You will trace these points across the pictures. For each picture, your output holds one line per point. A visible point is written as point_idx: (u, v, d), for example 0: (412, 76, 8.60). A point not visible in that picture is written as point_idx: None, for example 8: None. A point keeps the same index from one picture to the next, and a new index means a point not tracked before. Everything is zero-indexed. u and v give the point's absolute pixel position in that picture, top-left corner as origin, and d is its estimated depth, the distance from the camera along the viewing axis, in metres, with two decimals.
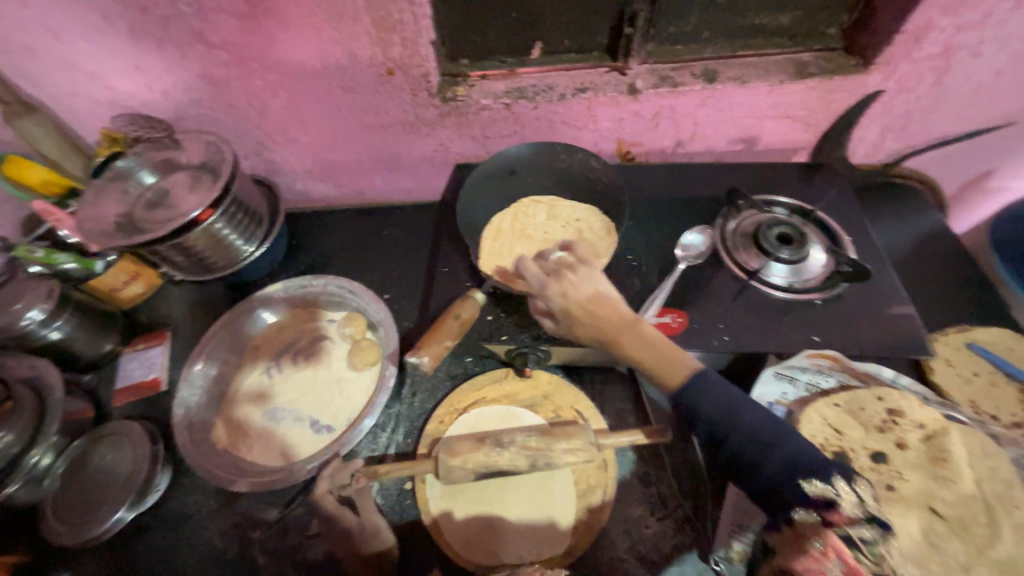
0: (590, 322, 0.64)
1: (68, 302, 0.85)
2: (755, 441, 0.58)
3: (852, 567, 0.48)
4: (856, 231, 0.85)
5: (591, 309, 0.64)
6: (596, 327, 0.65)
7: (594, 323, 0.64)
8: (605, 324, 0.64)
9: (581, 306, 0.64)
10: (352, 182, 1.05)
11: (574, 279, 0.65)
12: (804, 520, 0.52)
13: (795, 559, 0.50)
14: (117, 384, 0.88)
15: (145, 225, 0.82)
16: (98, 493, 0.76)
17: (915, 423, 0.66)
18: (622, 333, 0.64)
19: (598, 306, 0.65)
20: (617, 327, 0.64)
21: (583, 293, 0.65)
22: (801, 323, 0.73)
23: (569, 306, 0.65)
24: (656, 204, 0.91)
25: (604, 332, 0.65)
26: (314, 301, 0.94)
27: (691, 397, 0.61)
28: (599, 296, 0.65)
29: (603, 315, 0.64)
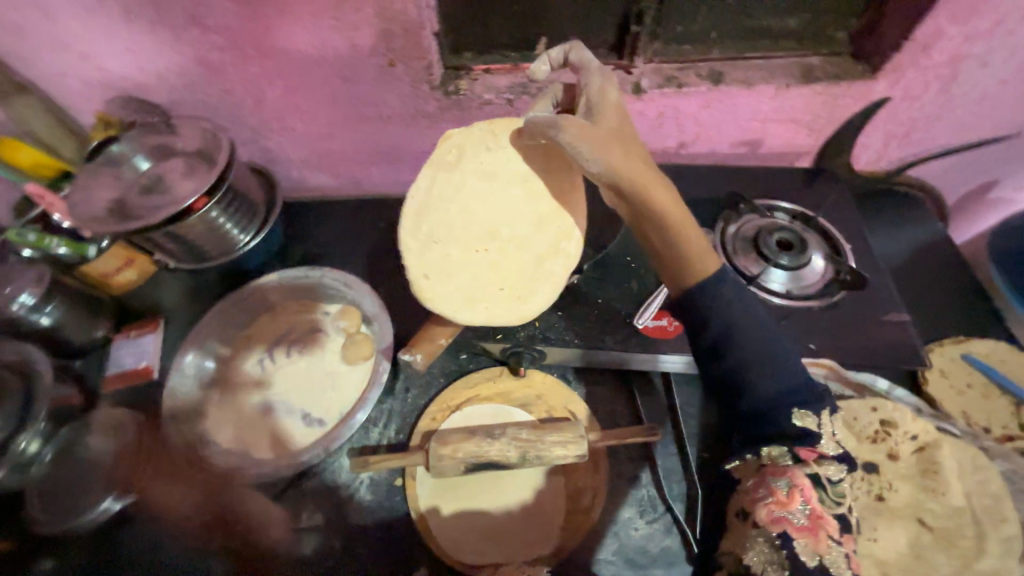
0: (627, 139, 0.59)
1: (59, 287, 0.85)
2: (767, 366, 0.58)
3: (814, 508, 0.53)
4: (856, 238, 0.85)
5: (630, 138, 0.60)
6: (632, 153, 0.59)
7: (631, 153, 0.58)
8: (641, 159, 0.60)
9: (623, 132, 0.60)
10: (350, 173, 1.04)
11: (621, 115, 0.62)
12: (775, 460, 0.56)
13: (759, 503, 0.54)
14: (108, 371, 0.86)
15: (139, 211, 0.80)
16: (84, 482, 0.77)
17: (908, 434, 0.63)
18: (653, 175, 0.59)
19: (634, 139, 0.61)
20: (649, 168, 0.60)
21: (625, 116, 0.62)
22: (797, 330, 0.73)
23: (614, 116, 0.60)
24: None
25: (637, 161, 0.58)
26: (309, 292, 0.93)
27: (707, 299, 0.60)
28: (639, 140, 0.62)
29: (641, 153, 0.61)
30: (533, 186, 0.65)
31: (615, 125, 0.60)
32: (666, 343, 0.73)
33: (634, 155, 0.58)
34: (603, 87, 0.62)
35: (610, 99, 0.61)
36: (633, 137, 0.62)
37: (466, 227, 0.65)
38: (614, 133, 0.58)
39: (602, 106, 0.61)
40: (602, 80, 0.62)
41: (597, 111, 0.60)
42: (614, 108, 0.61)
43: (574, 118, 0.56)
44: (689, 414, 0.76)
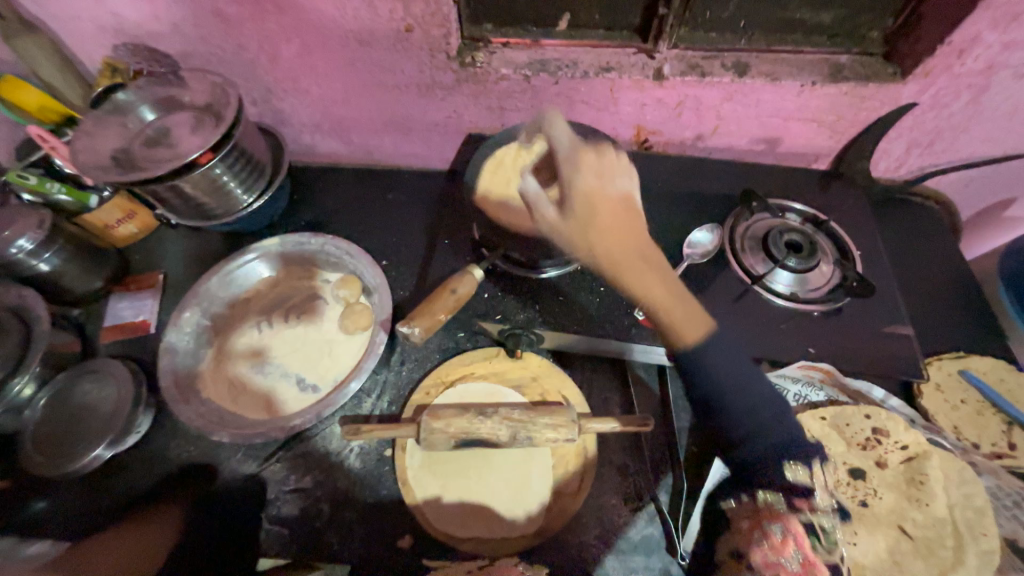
0: (601, 217, 0.66)
1: (61, 233, 0.83)
2: (761, 417, 0.58)
3: (805, 553, 0.55)
4: (867, 246, 0.83)
5: (607, 214, 0.67)
6: (607, 231, 0.66)
7: (605, 230, 0.66)
8: (616, 233, 0.66)
9: (596, 210, 0.67)
10: (359, 140, 1.02)
11: (601, 190, 0.68)
12: (770, 504, 0.57)
13: (755, 545, 0.56)
14: (106, 322, 0.88)
15: (143, 162, 0.79)
16: (80, 429, 0.76)
17: (898, 443, 0.64)
18: (626, 248, 0.65)
19: (614, 214, 0.67)
20: (625, 240, 0.65)
21: (606, 193, 0.68)
22: (799, 333, 0.73)
23: (589, 196, 0.68)
24: (669, 196, 0.89)
25: (608, 237, 0.65)
26: (310, 258, 0.92)
27: (699, 364, 0.59)
28: (621, 210, 0.68)
29: (619, 226, 0.66)
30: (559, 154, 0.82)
31: (590, 206, 0.67)
32: None
33: (607, 235, 0.65)
34: (579, 169, 0.70)
35: (585, 180, 0.69)
36: (614, 207, 0.68)
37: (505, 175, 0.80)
38: (585, 216, 0.67)
39: (575, 189, 0.68)
40: (575, 164, 0.70)
41: (571, 192, 0.68)
42: (586, 191, 0.68)
43: (547, 206, 0.67)
44: (682, 408, 0.76)
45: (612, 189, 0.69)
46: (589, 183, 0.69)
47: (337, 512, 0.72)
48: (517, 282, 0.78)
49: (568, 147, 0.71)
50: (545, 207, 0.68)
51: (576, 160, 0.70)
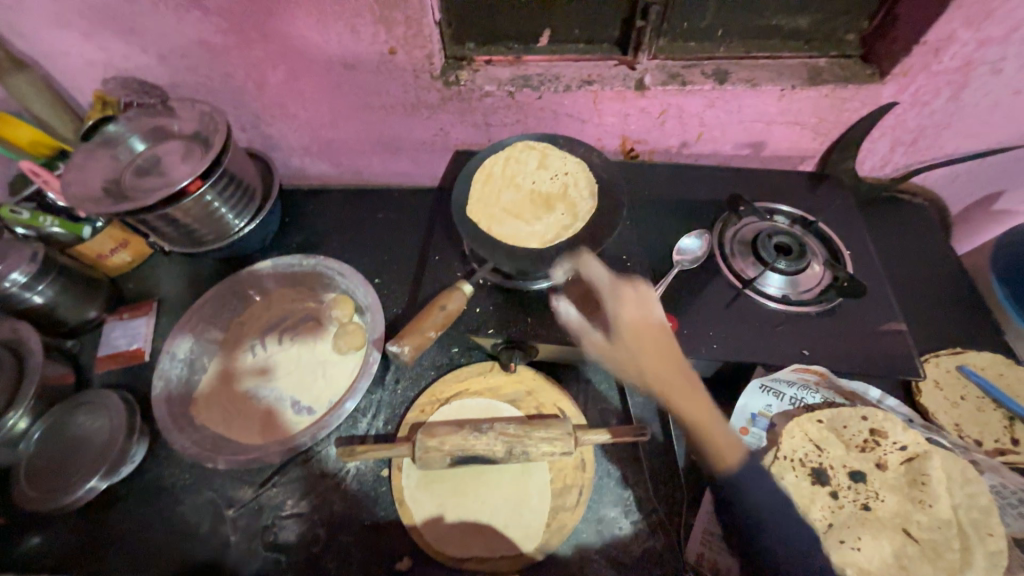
0: (644, 347, 0.68)
1: (53, 265, 0.84)
2: (790, 538, 0.58)
3: None
4: (857, 245, 0.83)
5: (651, 346, 0.68)
6: (652, 360, 0.68)
7: (649, 362, 0.68)
8: (660, 362, 0.67)
9: (639, 339, 0.69)
10: (349, 161, 1.03)
11: (643, 322, 0.69)
12: None
13: None
14: (100, 352, 0.87)
15: (133, 192, 0.79)
16: (72, 462, 0.75)
17: (897, 444, 0.63)
18: (671, 373, 0.67)
19: (656, 342, 0.68)
20: (668, 368, 0.67)
21: (648, 320, 0.70)
22: (793, 335, 0.72)
23: (632, 326, 0.70)
24: (657, 204, 0.89)
25: (653, 366, 0.68)
26: (302, 280, 0.92)
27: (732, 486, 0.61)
28: (661, 338, 0.69)
29: (663, 354, 0.68)
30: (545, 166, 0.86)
31: (632, 337, 0.69)
32: None
33: (651, 364, 0.67)
34: (620, 300, 0.72)
35: (625, 308, 0.71)
36: (658, 340, 0.69)
37: (494, 191, 0.83)
38: (628, 347, 0.69)
39: (615, 317, 0.70)
40: (614, 295, 0.72)
41: (616, 323, 0.70)
42: (626, 320, 0.70)
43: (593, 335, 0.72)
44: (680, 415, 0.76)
45: (654, 317, 0.70)
46: (629, 313, 0.70)
47: (333, 537, 0.71)
48: (508, 295, 0.78)
49: (605, 279, 0.74)
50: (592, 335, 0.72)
51: (615, 294, 0.72)
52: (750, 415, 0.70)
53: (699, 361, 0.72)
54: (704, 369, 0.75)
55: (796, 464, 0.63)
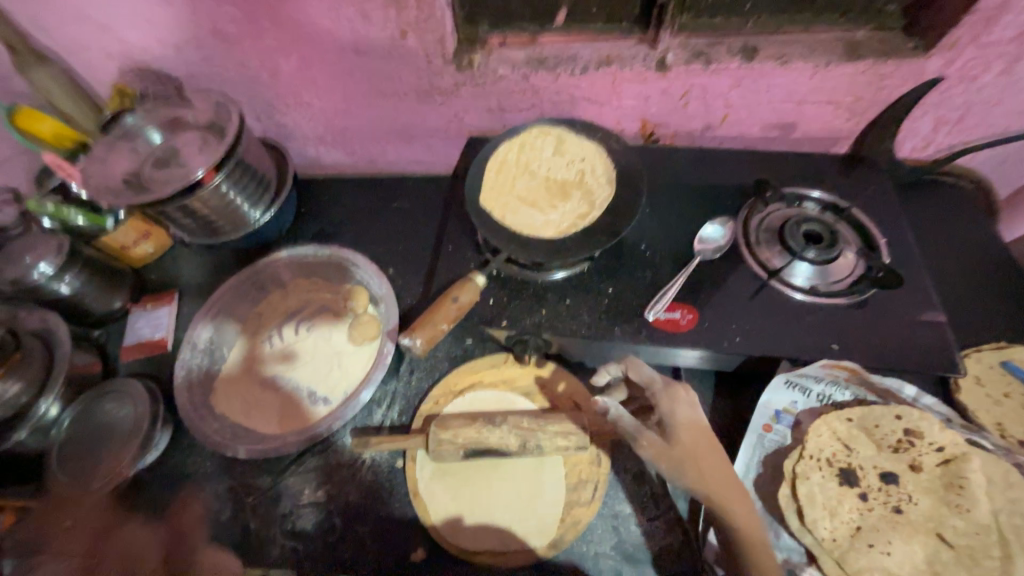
0: (703, 455, 0.64)
1: (79, 256, 0.86)
2: None
3: None
4: (894, 232, 0.78)
5: (707, 455, 0.63)
6: (711, 468, 0.62)
7: (707, 471, 0.62)
8: (720, 471, 0.62)
9: (696, 442, 0.64)
10: (362, 150, 1.02)
11: (697, 429, 0.65)
12: None
13: None
14: (126, 341, 0.90)
15: (152, 184, 0.79)
16: (100, 448, 0.78)
17: (934, 445, 0.59)
18: (726, 484, 0.61)
19: (710, 449, 0.64)
20: (725, 479, 0.61)
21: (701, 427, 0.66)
22: (822, 329, 0.69)
23: (690, 432, 0.65)
24: (678, 191, 0.85)
25: (713, 476, 0.61)
26: (317, 271, 0.93)
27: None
28: (713, 450, 0.64)
29: (719, 464, 0.63)
30: (563, 151, 0.83)
31: (692, 442, 0.65)
32: (678, 338, 0.69)
33: (711, 470, 0.62)
34: (674, 400, 0.68)
35: (678, 409, 0.67)
36: (714, 450, 0.64)
37: (509, 178, 0.81)
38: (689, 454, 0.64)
39: (669, 419, 0.67)
40: (669, 395, 0.68)
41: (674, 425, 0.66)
42: (681, 420, 0.66)
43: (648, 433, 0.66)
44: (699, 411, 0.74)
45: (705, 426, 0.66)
46: (684, 415, 0.67)
47: (350, 526, 0.72)
48: (523, 285, 0.76)
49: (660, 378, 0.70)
50: (646, 434, 0.67)
51: (670, 392, 0.68)
52: (774, 413, 0.67)
53: (720, 355, 0.69)
54: (726, 364, 0.72)
55: (823, 464, 0.59)
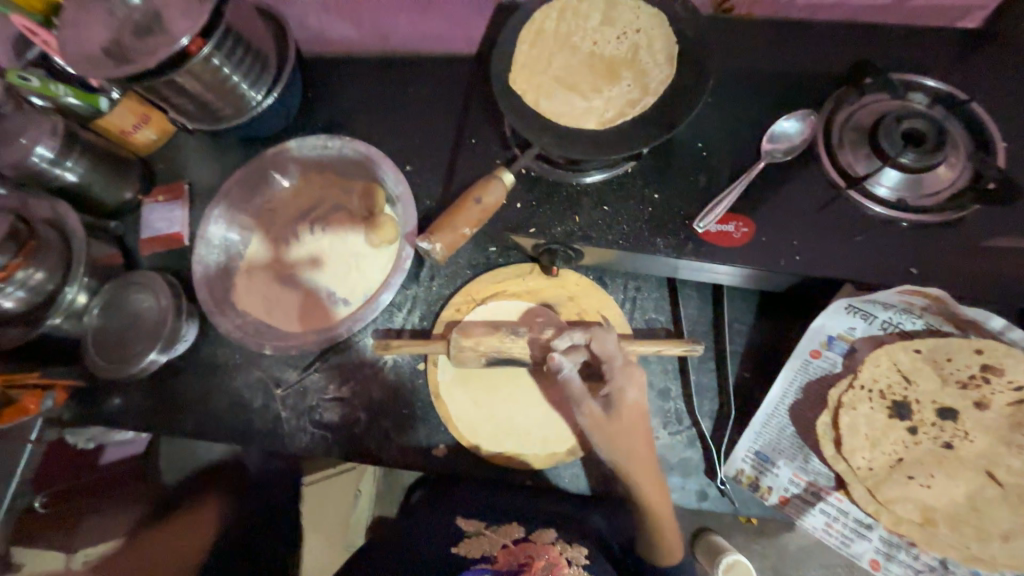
0: (637, 434, 0.61)
1: (77, 140, 0.80)
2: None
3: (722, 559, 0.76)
4: (1017, 134, 0.64)
5: (641, 440, 0.61)
6: (641, 448, 0.61)
7: (638, 456, 0.60)
8: (646, 460, 0.61)
9: (635, 427, 0.61)
10: (373, 20, 0.87)
11: (640, 415, 0.61)
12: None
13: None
14: (143, 234, 0.87)
15: (134, 54, 0.69)
16: (130, 336, 0.79)
17: (1013, 383, 0.51)
18: (650, 467, 0.61)
19: (644, 434, 0.61)
20: (649, 467, 0.61)
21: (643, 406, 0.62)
22: (902, 248, 0.59)
23: (633, 412, 0.61)
24: (753, 74, 0.69)
25: (639, 460, 0.60)
26: (330, 165, 0.85)
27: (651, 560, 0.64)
28: (647, 437, 0.62)
29: (649, 449, 0.61)
30: (612, 21, 0.68)
31: (631, 420, 0.61)
32: (728, 252, 0.62)
33: (642, 452, 0.61)
34: (628, 379, 0.62)
35: (628, 390, 0.61)
36: (646, 435, 0.62)
37: (545, 54, 0.67)
38: (627, 429, 0.61)
39: (619, 397, 0.61)
40: (627, 375, 0.61)
41: (618, 402, 0.61)
42: (628, 403, 0.61)
43: (592, 407, 0.61)
44: (738, 331, 0.68)
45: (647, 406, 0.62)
46: (632, 396, 0.61)
47: (376, 423, 0.74)
48: (555, 187, 0.67)
49: (622, 357, 0.62)
50: (590, 404, 0.61)
51: (627, 371, 0.61)
52: (826, 337, 0.61)
53: (774, 275, 0.62)
54: (777, 285, 0.64)
55: (874, 395, 0.55)
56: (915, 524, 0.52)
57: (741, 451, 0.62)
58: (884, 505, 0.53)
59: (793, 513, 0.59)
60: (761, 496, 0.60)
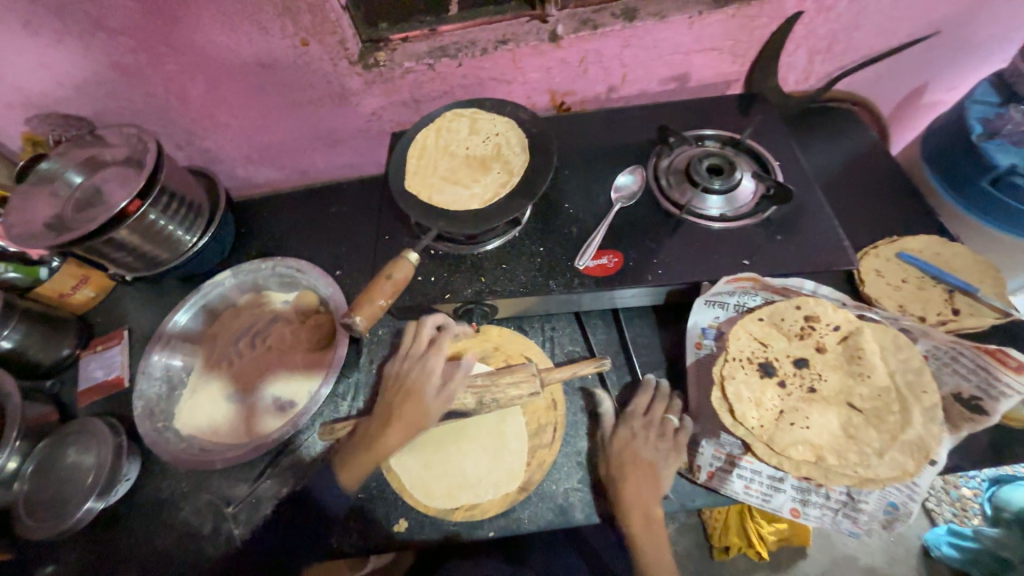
0: (626, 464, 0.67)
1: (15, 310, 0.84)
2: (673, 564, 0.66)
3: None
4: (787, 154, 0.86)
5: (644, 486, 0.66)
6: (632, 481, 0.66)
7: (634, 495, 0.66)
8: (639, 496, 0.66)
9: (636, 475, 0.67)
10: (292, 162, 1.05)
11: (649, 466, 0.67)
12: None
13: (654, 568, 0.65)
14: (80, 386, 0.89)
15: (74, 224, 0.80)
16: (64, 491, 0.77)
17: (831, 326, 0.66)
18: (635, 489, 0.66)
19: (640, 464, 0.67)
20: (640, 502, 0.66)
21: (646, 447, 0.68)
22: (733, 248, 0.75)
23: (622, 447, 0.69)
24: (594, 150, 0.90)
25: (631, 496, 0.66)
26: (267, 286, 0.94)
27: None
28: (653, 484, 0.66)
29: (648, 487, 0.66)
30: (478, 130, 0.87)
31: (617, 451, 0.69)
32: (607, 279, 0.75)
33: (627, 481, 0.66)
34: (630, 420, 0.71)
35: (643, 448, 0.68)
36: (651, 482, 0.66)
37: (432, 163, 0.85)
38: (617, 460, 0.69)
39: (628, 449, 0.68)
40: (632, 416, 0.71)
41: (612, 439, 0.71)
42: (638, 456, 0.68)
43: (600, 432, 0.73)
44: (640, 344, 0.80)
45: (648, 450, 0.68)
46: (628, 435, 0.70)
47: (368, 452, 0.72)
48: (460, 260, 0.80)
49: (635, 406, 0.72)
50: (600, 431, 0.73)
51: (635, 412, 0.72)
52: (701, 330, 0.75)
53: (647, 289, 0.75)
54: (659, 297, 0.78)
55: (744, 362, 0.65)
56: (811, 463, 0.60)
57: None
58: (782, 454, 0.61)
59: (720, 485, 0.67)
60: (693, 476, 0.69)
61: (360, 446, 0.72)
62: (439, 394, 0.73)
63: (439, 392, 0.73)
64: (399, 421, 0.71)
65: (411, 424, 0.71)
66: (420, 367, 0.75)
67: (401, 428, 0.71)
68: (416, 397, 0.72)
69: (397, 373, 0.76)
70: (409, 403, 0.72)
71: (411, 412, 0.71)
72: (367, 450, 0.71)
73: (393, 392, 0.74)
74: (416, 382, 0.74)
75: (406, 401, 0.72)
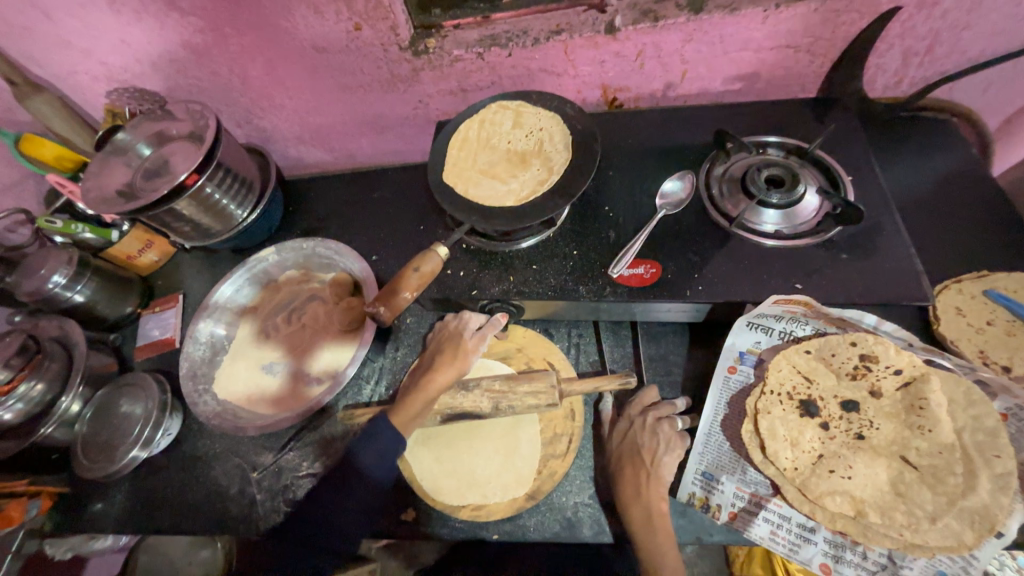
0: (625, 463, 0.66)
1: (88, 266, 0.94)
2: None
3: None
4: (862, 168, 0.77)
5: (643, 475, 0.65)
6: (631, 488, 0.65)
7: (633, 498, 0.64)
8: (638, 489, 0.64)
9: (636, 465, 0.66)
10: (341, 146, 1.08)
11: (651, 460, 0.65)
12: None
13: None
14: (139, 342, 0.97)
15: (142, 193, 0.86)
16: (115, 437, 0.84)
17: (890, 368, 0.61)
18: (641, 512, 0.63)
19: (651, 488, 0.64)
20: (640, 498, 0.64)
21: (647, 458, 0.66)
22: (787, 270, 0.68)
23: (620, 442, 0.69)
24: (642, 150, 0.85)
25: (633, 495, 0.64)
26: (307, 265, 0.98)
27: None
28: (654, 474, 0.65)
29: (651, 483, 0.64)
30: (522, 125, 0.84)
31: (616, 448, 0.69)
32: (641, 291, 0.71)
33: (626, 482, 0.65)
34: (637, 430, 0.69)
35: (641, 435, 0.67)
36: (653, 480, 0.65)
37: (472, 156, 0.83)
38: (617, 459, 0.68)
39: (630, 441, 0.68)
40: (653, 437, 0.67)
41: (611, 437, 0.71)
42: (636, 444, 0.67)
43: (602, 432, 0.73)
44: (670, 361, 0.76)
45: (655, 457, 0.66)
46: (631, 435, 0.68)
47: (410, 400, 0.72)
48: (492, 256, 0.78)
49: (641, 409, 0.71)
50: (602, 429, 0.73)
51: (654, 427, 0.68)
52: (738, 354, 0.70)
53: (684, 305, 0.70)
54: (699, 315, 0.73)
55: (784, 397, 0.63)
56: (849, 517, 0.56)
57: (689, 475, 0.67)
58: (815, 502, 0.57)
59: (741, 527, 0.63)
60: (713, 516, 0.64)
61: (409, 392, 0.73)
62: (476, 335, 0.76)
63: (463, 390, 0.75)
64: (439, 360, 0.74)
65: (457, 368, 0.73)
66: (459, 318, 0.78)
67: (445, 368, 0.73)
68: (455, 341, 0.76)
69: (439, 329, 0.81)
70: (447, 347, 0.76)
71: (449, 351, 0.75)
72: (417, 393, 0.72)
73: (435, 342, 0.80)
74: (455, 331, 0.78)
75: (448, 347, 0.76)
